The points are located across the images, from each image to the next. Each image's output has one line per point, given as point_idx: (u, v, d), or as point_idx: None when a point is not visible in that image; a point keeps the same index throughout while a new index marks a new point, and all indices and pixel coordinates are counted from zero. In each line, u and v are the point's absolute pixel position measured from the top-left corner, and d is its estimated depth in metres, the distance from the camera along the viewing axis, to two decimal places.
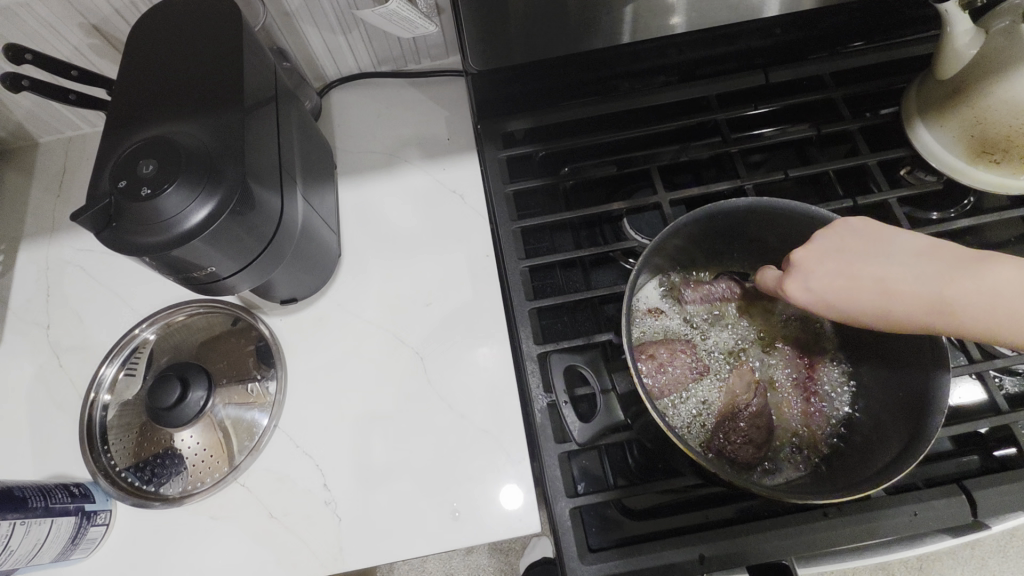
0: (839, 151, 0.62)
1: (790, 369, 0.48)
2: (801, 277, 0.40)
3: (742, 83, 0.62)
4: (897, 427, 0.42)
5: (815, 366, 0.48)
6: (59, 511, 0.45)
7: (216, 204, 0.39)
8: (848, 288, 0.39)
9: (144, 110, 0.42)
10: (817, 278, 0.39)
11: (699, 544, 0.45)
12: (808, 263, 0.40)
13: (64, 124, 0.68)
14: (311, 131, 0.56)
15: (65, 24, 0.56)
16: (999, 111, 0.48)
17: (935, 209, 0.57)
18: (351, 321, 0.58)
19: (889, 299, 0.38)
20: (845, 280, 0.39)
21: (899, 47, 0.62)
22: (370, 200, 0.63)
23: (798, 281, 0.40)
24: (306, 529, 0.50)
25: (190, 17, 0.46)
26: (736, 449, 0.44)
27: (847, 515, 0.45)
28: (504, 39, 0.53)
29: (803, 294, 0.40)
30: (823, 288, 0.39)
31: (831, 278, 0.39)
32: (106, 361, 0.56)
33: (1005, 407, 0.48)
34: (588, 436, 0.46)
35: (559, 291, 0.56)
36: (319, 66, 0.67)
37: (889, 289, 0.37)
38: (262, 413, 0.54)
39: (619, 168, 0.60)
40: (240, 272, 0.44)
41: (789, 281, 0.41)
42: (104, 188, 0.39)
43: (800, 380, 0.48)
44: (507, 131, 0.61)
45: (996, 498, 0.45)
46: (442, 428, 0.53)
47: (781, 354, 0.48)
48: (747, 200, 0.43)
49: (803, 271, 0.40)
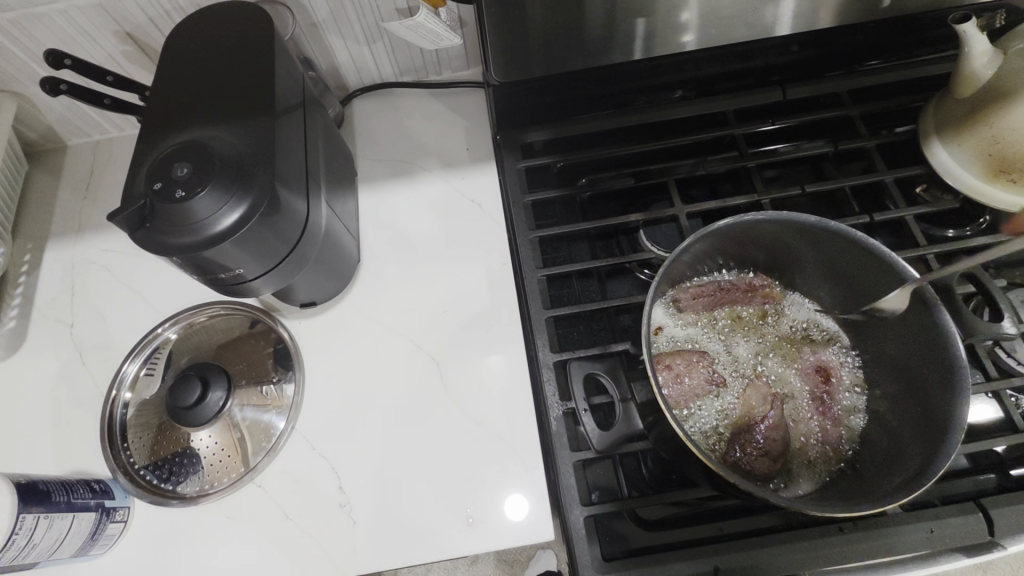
0: (857, 168, 0.62)
1: (806, 384, 0.48)
2: None
3: (758, 100, 0.63)
4: (911, 444, 0.42)
5: (831, 381, 0.48)
6: (80, 506, 0.46)
7: (247, 208, 0.40)
8: None
9: (179, 116, 0.44)
10: None
11: (714, 556, 0.45)
12: None
13: (92, 127, 0.70)
14: (334, 138, 0.57)
15: (101, 31, 0.58)
16: (1018, 130, 0.48)
17: (952, 227, 0.57)
18: (371, 326, 0.59)
19: None
20: None
21: (913, 67, 0.63)
22: (390, 206, 0.64)
23: None
24: (320, 532, 0.51)
25: (227, 27, 0.47)
26: (753, 461, 0.44)
27: (863, 530, 0.45)
28: (527, 52, 0.54)
29: None
30: None
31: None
32: (128, 360, 0.57)
33: (1022, 426, 0.48)
34: (606, 443, 0.47)
35: (575, 300, 0.57)
36: (343, 75, 0.68)
37: None
38: (279, 416, 0.54)
39: (636, 180, 0.61)
40: (264, 275, 0.45)
41: None
42: (140, 189, 0.40)
43: (817, 395, 0.47)
44: (526, 142, 0.62)
45: (1014, 517, 0.45)
46: (459, 435, 0.53)
47: (796, 369, 0.48)
48: (778, 214, 0.44)
49: None
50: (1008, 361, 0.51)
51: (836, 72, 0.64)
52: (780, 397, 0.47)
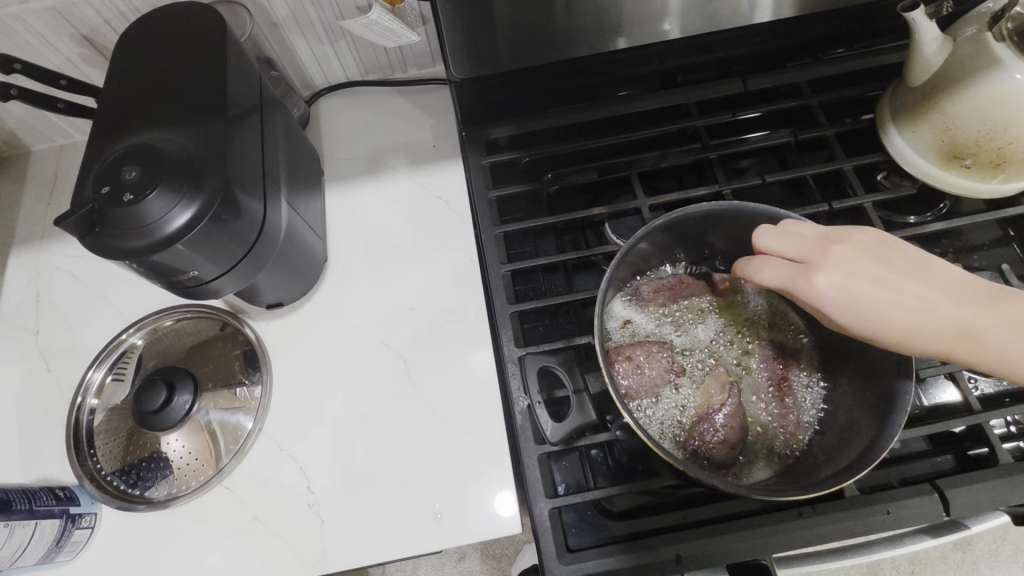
0: (819, 157, 0.62)
1: (765, 372, 0.48)
2: (829, 270, 0.41)
3: (721, 91, 0.63)
4: (862, 426, 0.43)
5: (789, 369, 0.49)
6: (43, 513, 0.46)
7: (197, 209, 0.40)
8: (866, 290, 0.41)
9: (130, 119, 0.43)
10: (830, 280, 0.41)
11: (676, 544, 0.45)
12: (826, 261, 0.41)
13: (55, 132, 0.69)
14: (296, 137, 0.57)
15: (56, 35, 0.57)
16: (968, 117, 0.49)
17: (911, 214, 0.58)
18: (339, 325, 0.59)
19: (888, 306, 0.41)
20: (876, 286, 0.41)
21: (874, 55, 0.63)
22: (355, 205, 0.64)
23: (828, 277, 0.41)
24: (288, 531, 0.51)
25: (178, 28, 0.47)
26: (712, 448, 0.45)
27: (822, 513, 0.46)
28: (487, 47, 0.54)
29: (827, 287, 0.41)
30: (843, 295, 0.41)
31: (831, 274, 0.41)
32: (94, 366, 0.57)
33: (977, 407, 0.48)
34: (561, 436, 0.48)
35: (541, 294, 0.57)
36: (307, 74, 0.68)
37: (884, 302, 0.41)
38: (248, 417, 0.54)
39: (600, 174, 0.61)
40: (223, 276, 0.45)
41: (813, 272, 0.41)
42: (89, 193, 0.40)
43: (775, 382, 0.48)
44: (491, 138, 0.62)
45: (969, 496, 0.46)
46: (427, 432, 0.54)
47: (756, 357, 0.49)
48: (731, 205, 0.44)
49: (826, 265, 0.41)
50: None
51: (800, 61, 0.64)
52: (738, 384, 0.48)
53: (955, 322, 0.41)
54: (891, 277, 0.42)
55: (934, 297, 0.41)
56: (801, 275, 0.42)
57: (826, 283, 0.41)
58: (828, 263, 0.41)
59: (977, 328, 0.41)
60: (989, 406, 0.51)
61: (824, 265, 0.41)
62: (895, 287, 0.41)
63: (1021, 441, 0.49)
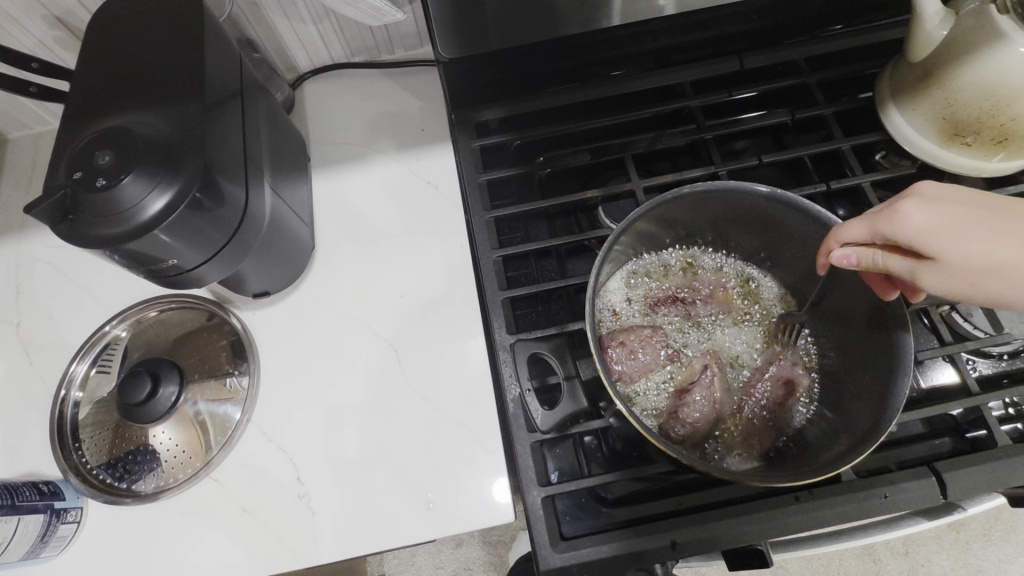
0: (817, 137, 0.61)
1: (768, 391, 0.47)
2: (918, 200, 0.38)
3: (716, 70, 0.61)
4: (859, 405, 0.43)
5: (794, 389, 0.47)
6: (26, 509, 0.45)
7: (175, 194, 0.38)
8: (965, 219, 0.38)
9: (103, 103, 0.42)
10: (922, 211, 0.38)
11: (671, 530, 0.45)
12: (915, 196, 0.39)
13: (32, 119, 0.67)
14: (280, 121, 0.55)
15: (27, 16, 0.55)
16: (969, 93, 0.48)
17: (910, 194, 0.57)
18: (327, 314, 0.58)
19: (989, 241, 0.37)
20: (969, 211, 0.38)
21: (873, 31, 0.61)
22: (341, 190, 0.62)
23: (917, 205, 0.38)
24: (280, 524, 0.50)
25: (153, 6, 0.45)
26: (689, 420, 0.45)
27: (818, 498, 0.45)
28: (475, 26, 0.52)
29: (920, 214, 0.38)
30: (938, 223, 0.37)
31: (922, 203, 0.38)
32: (77, 358, 0.55)
33: (976, 389, 0.48)
34: (552, 423, 0.47)
35: (533, 280, 0.56)
36: (291, 56, 0.66)
37: (988, 231, 0.37)
38: (235, 407, 0.53)
39: (593, 157, 0.60)
40: (205, 264, 0.43)
41: (900, 203, 0.39)
42: (60, 180, 0.38)
43: (777, 399, 0.47)
44: (481, 120, 0.61)
45: (966, 479, 0.45)
46: (419, 422, 0.53)
47: (756, 376, 0.48)
48: (725, 182, 0.43)
49: (914, 197, 0.39)
50: (963, 326, 0.51)
51: (798, 38, 0.62)
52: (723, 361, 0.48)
53: None
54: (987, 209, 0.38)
55: None
56: (888, 210, 0.39)
57: (915, 208, 0.38)
58: (917, 196, 0.39)
59: None
60: (987, 387, 0.50)
61: (911, 197, 0.39)
62: (994, 215, 0.38)
63: (1019, 423, 0.49)
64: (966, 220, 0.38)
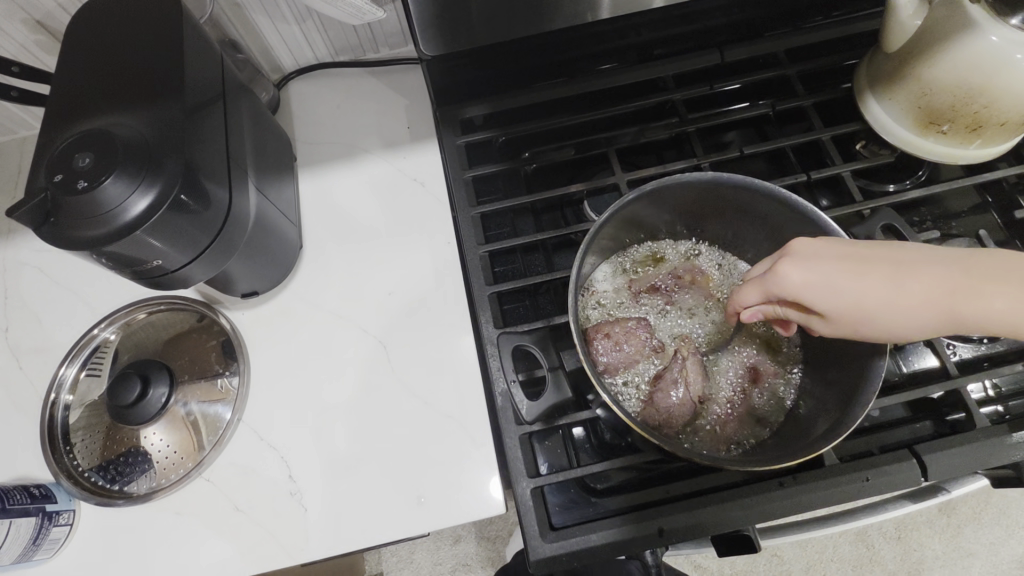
0: (799, 128, 0.62)
1: (733, 377, 0.48)
2: (794, 259, 0.38)
3: (699, 63, 0.62)
4: (836, 399, 0.43)
5: (759, 378, 0.48)
6: (18, 511, 0.45)
7: (157, 195, 0.38)
8: (847, 269, 0.36)
9: (83, 105, 0.42)
10: (800, 275, 0.37)
11: (658, 518, 0.45)
12: (795, 254, 0.38)
13: (16, 124, 0.67)
14: (265, 121, 0.55)
15: (8, 21, 0.55)
16: (943, 82, 0.49)
17: (890, 182, 0.58)
18: (314, 313, 0.58)
19: (855, 300, 0.36)
20: (839, 265, 0.36)
21: (853, 22, 0.62)
22: (328, 189, 0.63)
23: (789, 268, 0.37)
24: (273, 521, 0.51)
25: (133, 8, 0.45)
26: (675, 415, 0.45)
27: (802, 483, 0.46)
28: (457, 23, 0.52)
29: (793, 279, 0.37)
30: (804, 288, 0.37)
31: (796, 260, 0.37)
32: (66, 362, 0.55)
33: (955, 372, 0.49)
34: (537, 414, 0.48)
35: (520, 275, 0.56)
36: (275, 56, 0.66)
37: (861, 283, 0.36)
38: (226, 407, 0.54)
39: (577, 151, 0.61)
40: (191, 263, 0.43)
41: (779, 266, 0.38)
42: (41, 182, 0.39)
43: (740, 386, 0.48)
44: (466, 117, 0.61)
45: (946, 461, 0.46)
46: (407, 416, 0.53)
47: (725, 369, 0.48)
48: (702, 175, 0.44)
49: (791, 259, 0.38)
50: None
51: (779, 30, 0.63)
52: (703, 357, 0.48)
53: (944, 310, 0.35)
54: (865, 264, 0.36)
55: (923, 281, 0.35)
56: (768, 273, 0.39)
57: (789, 269, 0.37)
58: (794, 258, 0.38)
59: (976, 313, 0.34)
60: (967, 371, 0.51)
61: (787, 256, 0.38)
62: (864, 265, 0.36)
63: (998, 405, 0.50)
64: (845, 277, 0.36)
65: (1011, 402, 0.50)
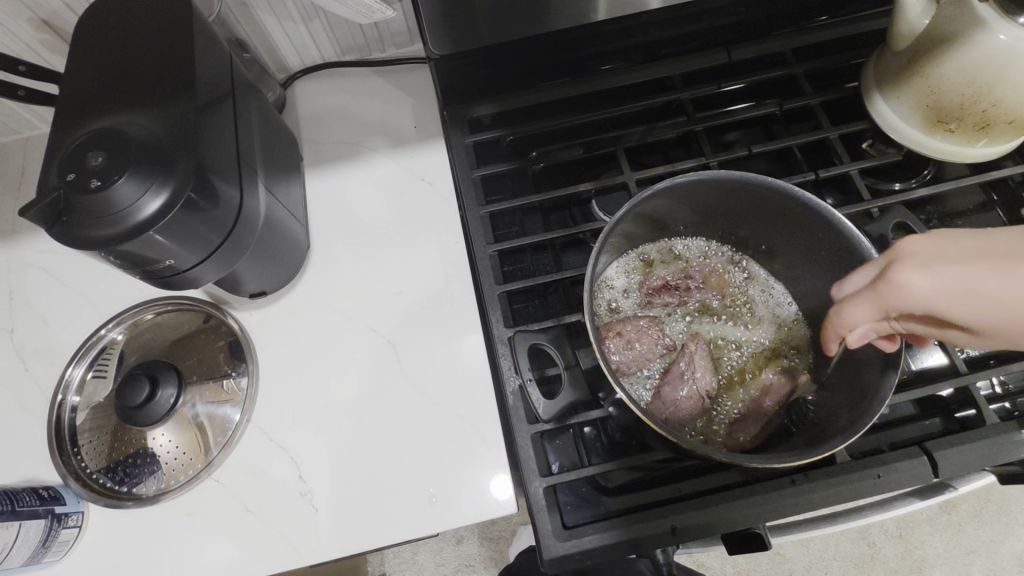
0: (805, 127, 0.62)
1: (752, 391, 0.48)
2: (910, 265, 0.35)
3: (706, 62, 0.62)
4: (851, 393, 0.43)
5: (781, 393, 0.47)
6: (27, 514, 0.45)
7: (169, 195, 0.38)
8: (978, 267, 0.33)
9: (93, 104, 0.42)
10: (919, 282, 0.35)
11: (671, 516, 0.45)
12: (909, 259, 0.36)
13: (20, 124, 0.66)
14: (273, 122, 0.55)
15: (13, 19, 0.54)
16: (952, 81, 0.49)
17: (896, 180, 0.59)
18: (323, 313, 0.58)
19: (998, 301, 0.32)
20: (966, 263, 0.33)
21: (858, 21, 0.62)
22: (336, 189, 0.62)
23: (904, 274, 0.35)
24: (283, 523, 0.50)
25: (142, 6, 0.45)
26: (688, 412, 0.46)
27: (814, 480, 0.46)
28: (466, 21, 0.52)
29: (912, 285, 0.35)
30: (928, 297, 0.34)
31: (917, 265, 0.35)
32: (72, 363, 0.55)
33: (964, 370, 0.49)
34: (554, 413, 0.47)
35: (529, 274, 0.56)
36: (281, 56, 0.66)
37: (1003, 279, 0.32)
38: (234, 409, 0.53)
39: (586, 150, 0.61)
40: (201, 264, 0.43)
41: (893, 274, 0.36)
42: (53, 182, 0.38)
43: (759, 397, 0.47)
44: (474, 116, 0.61)
45: (957, 458, 0.46)
46: (417, 416, 0.53)
47: (739, 377, 0.49)
48: (717, 173, 0.43)
49: (904, 266, 0.35)
50: None
51: (785, 29, 0.63)
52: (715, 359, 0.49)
53: None
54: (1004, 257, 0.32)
55: None
56: (884, 284, 0.36)
57: (907, 277, 0.35)
58: (909, 263, 0.35)
59: None
60: (975, 368, 0.51)
61: (902, 263, 0.36)
62: (1005, 259, 0.32)
63: (1006, 402, 0.50)
64: (981, 276, 0.33)
65: (1020, 398, 0.50)
